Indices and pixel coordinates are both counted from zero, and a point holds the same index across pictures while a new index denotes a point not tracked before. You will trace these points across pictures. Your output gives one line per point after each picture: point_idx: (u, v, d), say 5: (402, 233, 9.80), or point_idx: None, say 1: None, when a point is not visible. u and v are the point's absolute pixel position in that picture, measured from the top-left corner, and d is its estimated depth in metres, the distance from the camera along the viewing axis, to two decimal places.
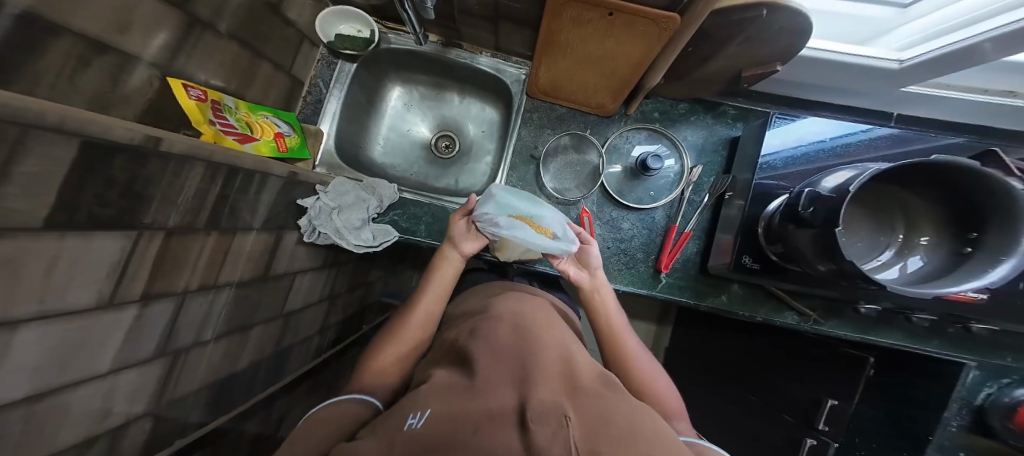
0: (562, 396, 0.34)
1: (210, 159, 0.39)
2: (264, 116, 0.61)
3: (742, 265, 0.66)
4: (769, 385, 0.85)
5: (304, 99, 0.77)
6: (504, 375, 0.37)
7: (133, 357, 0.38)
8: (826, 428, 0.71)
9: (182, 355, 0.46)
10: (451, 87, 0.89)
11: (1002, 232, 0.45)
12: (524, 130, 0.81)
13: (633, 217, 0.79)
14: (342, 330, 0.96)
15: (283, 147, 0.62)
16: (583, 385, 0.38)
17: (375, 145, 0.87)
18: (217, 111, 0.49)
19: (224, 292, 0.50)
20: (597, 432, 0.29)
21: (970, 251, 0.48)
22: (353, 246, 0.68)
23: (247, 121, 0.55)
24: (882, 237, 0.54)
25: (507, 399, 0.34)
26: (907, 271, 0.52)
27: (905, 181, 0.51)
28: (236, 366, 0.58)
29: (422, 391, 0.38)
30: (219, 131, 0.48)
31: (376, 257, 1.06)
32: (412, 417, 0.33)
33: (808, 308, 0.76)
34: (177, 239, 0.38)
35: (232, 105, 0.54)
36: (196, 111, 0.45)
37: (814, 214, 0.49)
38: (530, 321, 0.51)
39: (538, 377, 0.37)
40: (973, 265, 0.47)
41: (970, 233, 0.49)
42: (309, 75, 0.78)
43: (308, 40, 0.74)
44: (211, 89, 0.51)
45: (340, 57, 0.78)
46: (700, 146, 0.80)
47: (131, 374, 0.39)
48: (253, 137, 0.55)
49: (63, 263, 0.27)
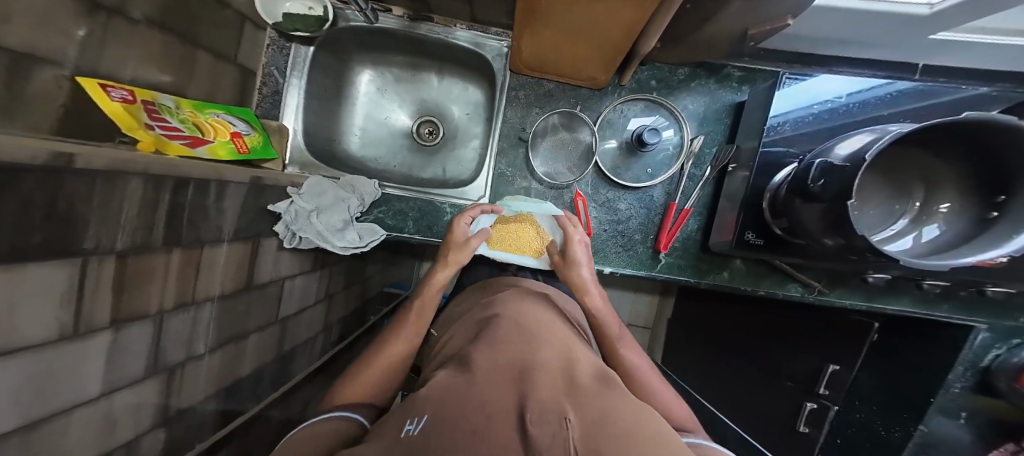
0: (561, 396, 0.33)
1: (146, 171, 0.35)
2: (215, 114, 0.54)
3: (745, 241, 0.63)
4: (774, 353, 0.87)
5: (260, 91, 0.71)
6: (499, 379, 0.35)
7: (124, 377, 0.37)
8: (827, 392, 0.76)
9: (177, 369, 0.45)
10: (429, 67, 0.82)
11: None
12: (510, 110, 0.75)
13: (630, 197, 0.76)
14: (345, 326, 0.97)
15: (243, 147, 0.56)
16: (580, 383, 0.36)
17: (351, 138, 0.81)
18: (152, 113, 0.42)
19: (206, 307, 0.48)
20: (598, 430, 0.27)
21: (995, 216, 0.45)
22: (339, 249, 0.64)
23: (194, 121, 0.49)
24: (897, 204, 0.50)
25: (494, 399, 0.32)
26: (921, 240, 0.49)
27: (930, 142, 0.46)
28: (240, 373, 0.58)
29: (415, 395, 0.37)
30: (161, 136, 0.41)
31: (371, 252, 1.04)
32: (410, 423, 0.32)
33: (813, 280, 0.73)
34: (133, 260, 0.35)
35: (171, 104, 0.47)
36: (124, 115, 0.38)
37: (824, 187, 0.46)
38: (525, 323, 0.48)
39: (533, 380, 0.35)
40: (996, 233, 0.44)
41: (999, 197, 0.45)
42: (261, 63, 0.71)
43: (250, 21, 0.65)
44: (142, 87, 0.44)
45: (293, 40, 0.71)
46: (701, 115, 0.75)
47: (127, 395, 0.38)
48: (205, 139, 0.49)
49: (19, 298, 0.25)
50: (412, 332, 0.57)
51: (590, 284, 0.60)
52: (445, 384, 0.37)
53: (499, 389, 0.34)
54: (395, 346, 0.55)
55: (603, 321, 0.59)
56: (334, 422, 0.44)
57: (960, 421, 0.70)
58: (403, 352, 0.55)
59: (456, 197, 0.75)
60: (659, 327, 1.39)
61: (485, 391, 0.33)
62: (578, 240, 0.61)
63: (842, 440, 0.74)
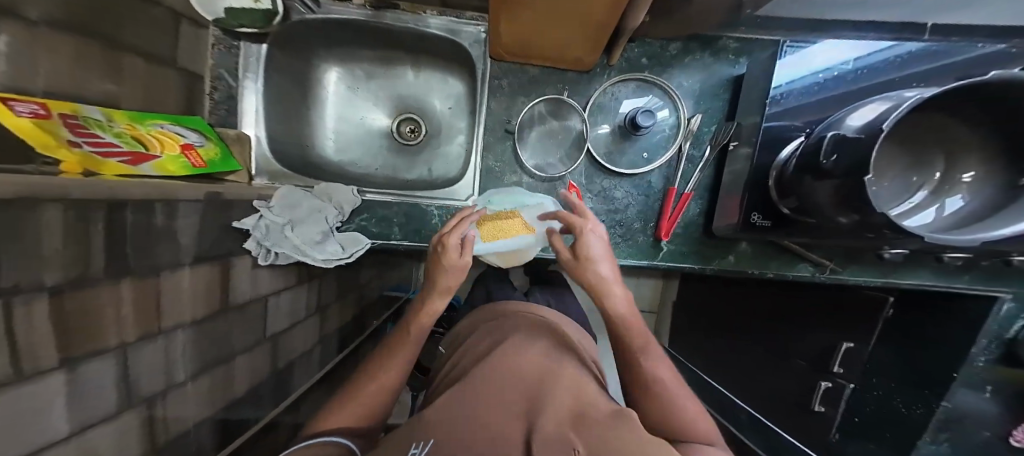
0: (565, 426, 0.36)
1: (65, 195, 0.25)
2: (158, 124, 0.46)
3: (751, 224, 0.60)
4: (785, 334, 0.84)
5: (211, 97, 0.63)
6: (506, 412, 0.40)
7: (96, 413, 0.31)
8: (841, 370, 0.72)
9: (159, 399, 0.39)
10: (403, 60, 0.77)
11: None
12: (494, 101, 0.71)
13: (627, 184, 0.71)
14: (344, 335, 0.94)
15: (199, 161, 0.48)
16: (582, 412, 0.39)
17: (325, 142, 0.76)
18: (75, 128, 0.34)
19: (178, 334, 0.41)
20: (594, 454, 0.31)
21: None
22: (320, 262, 0.57)
23: (133, 135, 0.41)
24: (915, 175, 0.46)
25: (501, 434, 0.37)
26: (944, 213, 0.44)
27: (953, 107, 0.41)
28: (233, 396, 0.53)
29: (425, 421, 0.42)
30: (91, 154, 0.33)
31: (362, 259, 1.00)
32: (421, 448, 0.37)
33: (825, 258, 0.69)
34: (74, 295, 0.27)
35: (101, 116, 0.39)
36: (39, 134, 0.29)
37: (836, 163, 0.41)
38: (523, 353, 0.51)
39: (537, 411, 0.39)
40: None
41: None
42: (207, 66, 0.63)
43: (186, 17, 0.55)
44: (59, 98, 0.35)
45: (242, 38, 0.64)
46: (697, 92, 0.70)
47: (105, 432, 0.32)
48: (150, 155, 0.41)
49: None
50: (405, 356, 0.55)
51: (610, 282, 0.54)
52: (456, 408, 0.41)
53: (506, 421, 0.39)
54: (387, 372, 0.53)
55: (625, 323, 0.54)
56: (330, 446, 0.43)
57: (986, 395, 0.67)
58: (392, 379, 0.53)
59: (444, 198, 0.71)
60: (665, 310, 1.34)
61: (495, 423, 0.38)
62: (592, 232, 0.53)
63: (860, 418, 0.71)
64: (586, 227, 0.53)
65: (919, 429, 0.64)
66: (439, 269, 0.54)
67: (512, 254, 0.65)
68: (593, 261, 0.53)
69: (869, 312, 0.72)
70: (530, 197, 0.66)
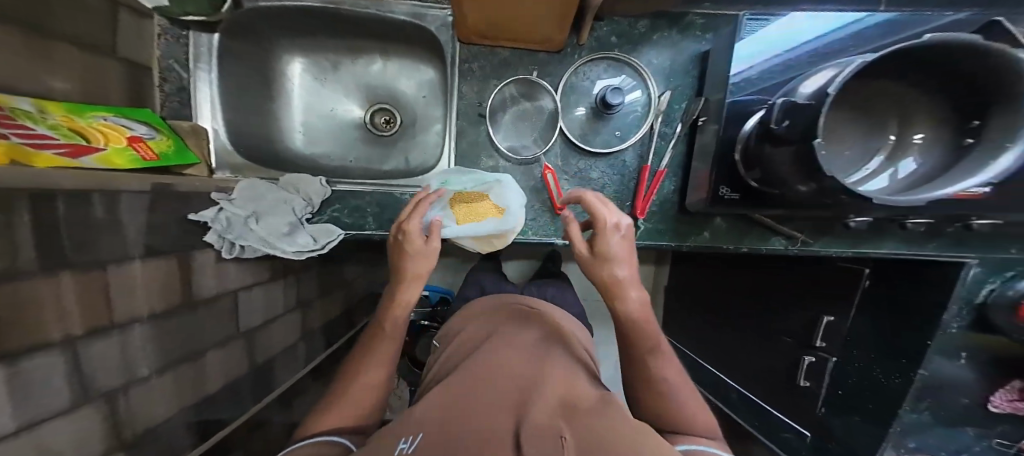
0: (559, 418, 0.36)
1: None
2: (99, 116, 0.45)
3: (721, 197, 0.59)
4: (773, 310, 0.85)
5: (161, 89, 0.62)
6: (498, 407, 0.38)
7: (49, 408, 0.29)
8: (823, 344, 0.74)
9: (120, 394, 0.37)
10: (372, 50, 0.76)
11: (1006, 115, 0.38)
12: (465, 85, 0.70)
13: (602, 164, 0.71)
14: (329, 331, 0.94)
15: (148, 153, 0.48)
16: (578, 406, 0.39)
17: (294, 135, 0.75)
18: (4, 120, 0.32)
19: (134, 329, 0.40)
20: (589, 446, 0.30)
21: (970, 143, 0.41)
22: (290, 254, 0.56)
23: (70, 128, 0.40)
24: (873, 141, 0.46)
25: (489, 427, 0.34)
26: (898, 177, 0.45)
27: (904, 69, 0.41)
28: (206, 391, 0.52)
29: (411, 417, 0.39)
30: (25, 147, 0.32)
31: (344, 254, 1.00)
32: (404, 441, 0.34)
33: (796, 231, 0.69)
34: (11, 285, 0.25)
35: (31, 108, 0.37)
36: None
37: (790, 128, 0.42)
38: (519, 353, 0.51)
39: (530, 405, 0.37)
40: (974, 158, 0.40)
41: (974, 122, 0.41)
42: (154, 55, 0.61)
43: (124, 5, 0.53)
44: None
45: (191, 27, 0.63)
46: (667, 69, 0.70)
47: (61, 427, 0.30)
48: (92, 147, 0.40)
49: None
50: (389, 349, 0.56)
51: (625, 282, 0.51)
52: (445, 404, 0.39)
53: (498, 414, 0.37)
54: (376, 368, 0.53)
55: (636, 322, 0.52)
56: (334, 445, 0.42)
57: (960, 361, 0.67)
58: (380, 377, 0.53)
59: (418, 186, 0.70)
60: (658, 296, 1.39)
61: (488, 416, 0.36)
62: (612, 226, 0.49)
63: (842, 390, 0.71)
64: (605, 221, 0.50)
65: (898, 397, 0.64)
66: (404, 256, 0.54)
67: (488, 238, 0.63)
68: (610, 259, 0.50)
69: (847, 284, 0.72)
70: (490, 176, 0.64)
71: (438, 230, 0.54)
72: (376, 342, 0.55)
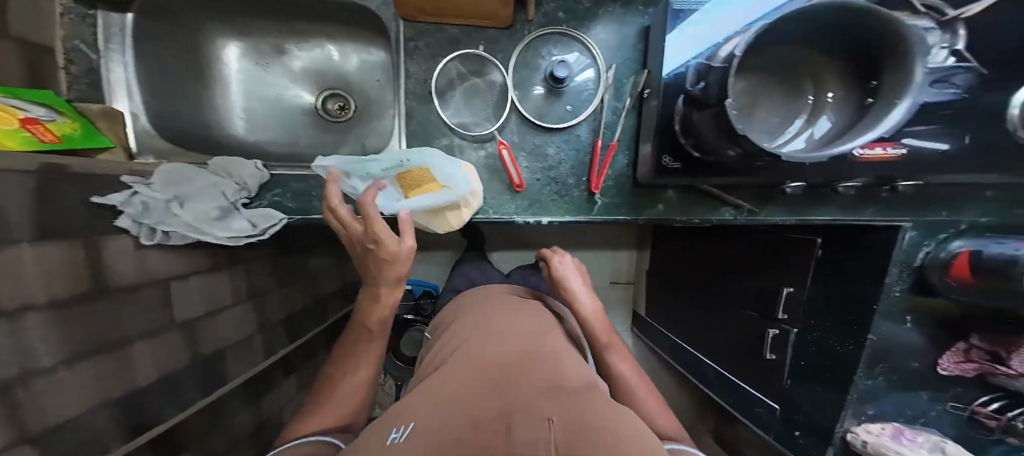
0: (546, 398, 0.31)
1: None
2: None
3: (663, 167, 0.62)
4: (728, 281, 0.92)
5: (66, 70, 0.60)
6: (492, 387, 0.33)
7: None
8: (785, 316, 0.75)
9: (18, 386, 0.30)
10: (314, 34, 0.77)
11: (896, 71, 0.39)
12: (413, 63, 0.68)
13: (557, 139, 0.71)
14: (298, 324, 0.89)
15: (49, 136, 0.45)
16: (566, 386, 0.35)
17: (237, 121, 0.74)
18: None
19: (28, 316, 0.32)
20: (580, 430, 0.26)
21: (870, 102, 0.43)
22: (226, 240, 0.51)
23: None
24: (790, 105, 0.48)
25: (482, 407, 0.29)
26: (814, 137, 0.47)
27: (807, 36, 0.42)
28: (144, 385, 0.45)
29: (395, 411, 0.33)
30: None
31: (314, 245, 0.96)
32: (394, 431, 0.28)
33: (742, 200, 0.71)
34: None
35: None
36: None
37: (706, 90, 0.45)
38: (511, 333, 0.47)
39: (518, 388, 0.32)
40: (873, 116, 0.42)
41: (871, 82, 0.43)
42: (57, 36, 0.59)
43: None
44: None
45: (98, 6, 0.60)
46: (614, 43, 0.70)
47: None
48: None
49: None
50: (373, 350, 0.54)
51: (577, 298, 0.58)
52: (438, 387, 0.34)
53: (492, 395, 0.31)
54: (362, 365, 0.52)
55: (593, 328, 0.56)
56: (328, 444, 0.40)
57: (906, 326, 0.67)
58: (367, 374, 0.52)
59: None
60: (638, 277, 1.50)
61: (483, 397, 0.31)
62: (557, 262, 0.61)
63: (805, 362, 0.72)
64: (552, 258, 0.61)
65: (854, 364, 0.63)
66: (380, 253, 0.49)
67: (442, 210, 0.59)
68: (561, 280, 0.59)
69: (801, 256, 0.72)
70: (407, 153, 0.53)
71: (408, 225, 0.49)
72: (359, 339, 0.54)
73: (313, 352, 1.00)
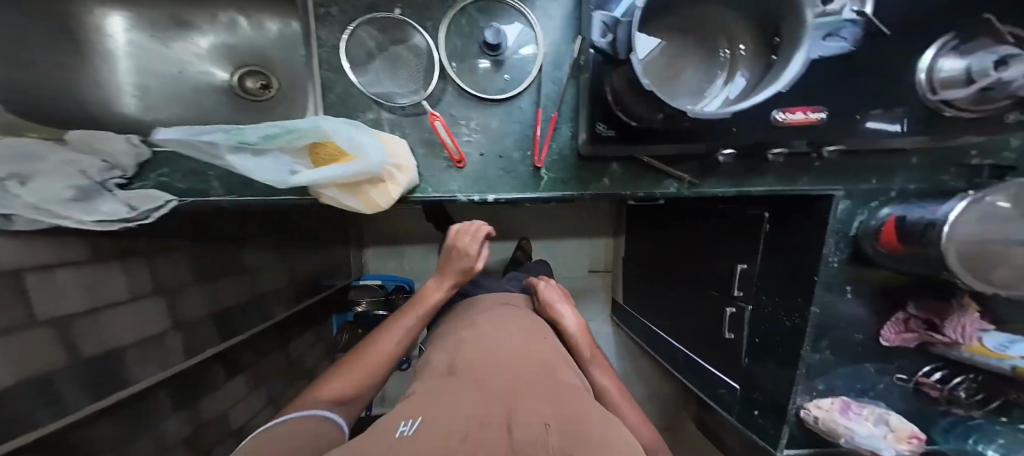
0: (547, 406, 0.29)
1: None
2: None
3: (597, 134, 0.58)
4: (695, 265, 0.93)
5: None
6: (494, 389, 0.31)
7: None
8: (741, 292, 0.76)
9: None
10: (221, 7, 0.76)
11: (792, 29, 0.49)
12: (325, 30, 0.64)
13: (496, 112, 0.68)
14: (234, 321, 0.83)
15: None
16: (565, 395, 0.34)
17: (128, 97, 0.69)
18: None
19: None
20: (579, 437, 0.25)
21: (774, 58, 0.53)
22: (96, 224, 0.46)
23: None
24: (713, 63, 0.56)
25: (480, 408, 0.27)
26: (731, 94, 0.55)
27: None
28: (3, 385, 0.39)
29: (388, 414, 0.30)
30: None
31: (252, 237, 0.90)
32: (403, 424, 0.25)
33: (683, 171, 0.68)
34: None
35: None
36: None
37: (612, 43, 0.47)
38: (508, 338, 0.46)
39: (515, 392, 0.31)
40: (777, 69, 0.52)
41: (775, 40, 0.53)
42: None
43: None
44: None
45: None
46: (544, 9, 0.67)
47: None
48: None
49: None
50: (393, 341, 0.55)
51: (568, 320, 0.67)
52: (437, 389, 0.32)
53: (496, 396, 0.30)
54: (382, 347, 0.54)
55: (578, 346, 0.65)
56: (330, 422, 0.42)
57: (847, 297, 0.67)
58: (382, 363, 0.53)
59: None
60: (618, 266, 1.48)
61: (487, 399, 0.29)
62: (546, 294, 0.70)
63: (759, 339, 0.71)
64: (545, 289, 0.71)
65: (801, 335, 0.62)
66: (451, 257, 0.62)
67: (359, 183, 0.54)
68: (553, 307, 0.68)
69: (752, 231, 0.73)
70: (305, 123, 0.45)
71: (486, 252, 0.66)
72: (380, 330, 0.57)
73: (258, 352, 0.93)
